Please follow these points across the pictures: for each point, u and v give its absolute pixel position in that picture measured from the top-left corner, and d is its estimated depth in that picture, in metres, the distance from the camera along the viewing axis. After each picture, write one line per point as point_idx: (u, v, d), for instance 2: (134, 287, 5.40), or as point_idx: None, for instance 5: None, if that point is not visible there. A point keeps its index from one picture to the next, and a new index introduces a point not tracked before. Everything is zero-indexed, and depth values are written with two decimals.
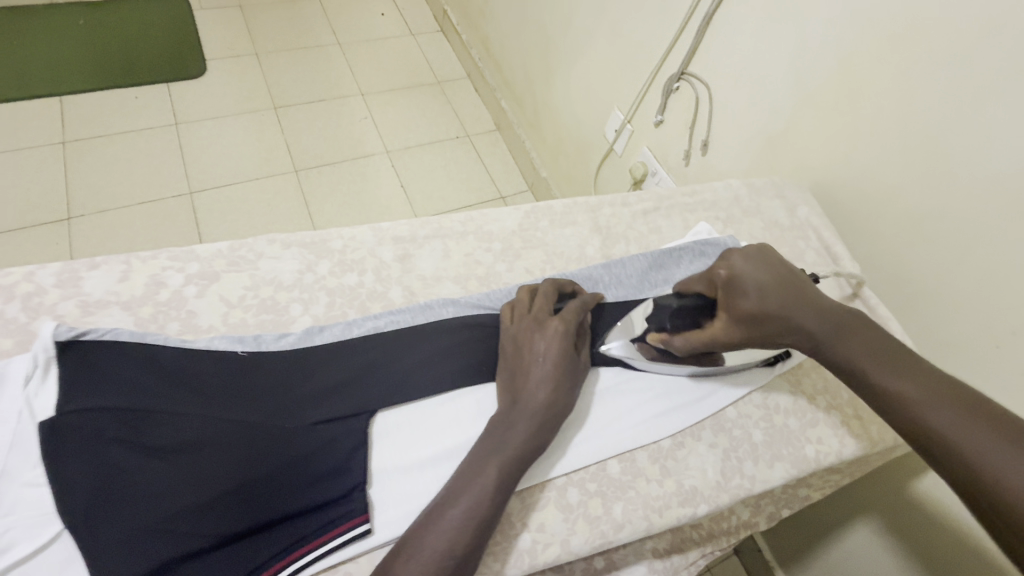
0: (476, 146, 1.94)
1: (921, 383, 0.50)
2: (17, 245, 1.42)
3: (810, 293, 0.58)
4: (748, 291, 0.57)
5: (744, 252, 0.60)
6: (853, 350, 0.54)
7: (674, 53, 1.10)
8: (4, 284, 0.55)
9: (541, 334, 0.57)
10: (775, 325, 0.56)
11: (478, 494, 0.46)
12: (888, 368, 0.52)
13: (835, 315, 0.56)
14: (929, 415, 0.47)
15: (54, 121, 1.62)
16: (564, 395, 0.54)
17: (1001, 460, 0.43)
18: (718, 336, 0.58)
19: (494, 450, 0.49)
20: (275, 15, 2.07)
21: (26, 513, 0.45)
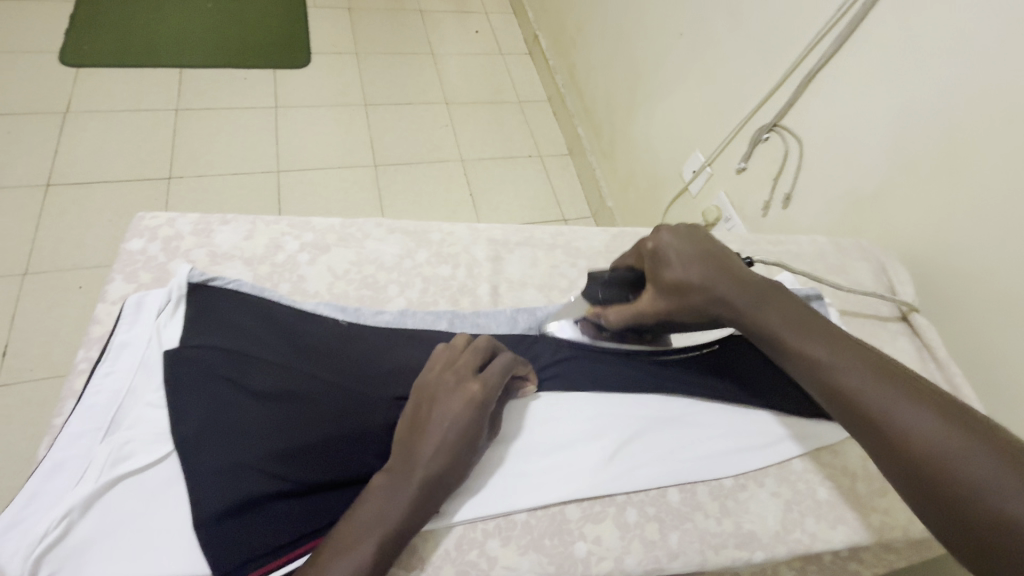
0: (547, 167, 1.99)
1: (837, 347, 0.52)
2: (121, 194, 1.55)
3: (732, 265, 0.58)
4: (670, 262, 0.58)
5: (674, 228, 0.60)
6: (769, 316, 0.55)
7: (768, 105, 1.11)
8: (151, 226, 0.62)
9: (454, 396, 0.50)
10: (698, 296, 0.56)
11: (385, 528, 0.45)
12: (806, 335, 0.53)
13: (754, 283, 0.57)
14: (846, 379, 0.50)
15: (172, 89, 1.78)
16: (469, 456, 0.50)
17: (911, 426, 0.45)
18: (647, 307, 0.59)
19: (391, 501, 0.46)
20: (378, 20, 2.21)
21: (144, 431, 0.49)
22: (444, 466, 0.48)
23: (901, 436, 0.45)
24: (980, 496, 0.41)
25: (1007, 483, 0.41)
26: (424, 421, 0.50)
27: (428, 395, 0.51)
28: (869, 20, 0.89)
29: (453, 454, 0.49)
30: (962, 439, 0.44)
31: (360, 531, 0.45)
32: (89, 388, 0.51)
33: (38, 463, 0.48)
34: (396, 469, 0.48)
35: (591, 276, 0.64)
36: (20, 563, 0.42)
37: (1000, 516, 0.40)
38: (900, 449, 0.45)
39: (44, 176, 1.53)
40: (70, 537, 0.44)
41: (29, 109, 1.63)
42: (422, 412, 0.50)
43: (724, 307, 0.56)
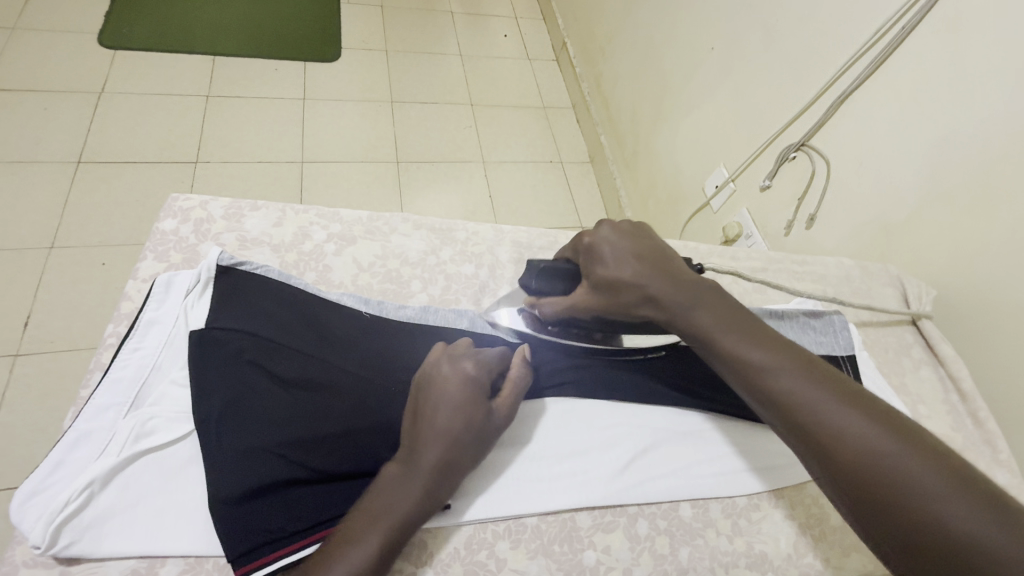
0: (567, 174, 1.99)
1: (771, 348, 0.49)
2: (148, 175, 1.58)
3: (670, 263, 0.55)
4: (604, 258, 0.55)
5: (616, 225, 0.57)
6: (700, 315, 0.52)
7: (797, 124, 1.10)
8: (183, 207, 0.63)
9: (452, 383, 0.49)
10: (631, 294, 0.53)
11: (393, 518, 0.45)
12: (736, 334, 0.51)
13: (686, 279, 0.54)
14: (776, 382, 0.47)
15: (204, 76, 1.81)
16: (477, 444, 0.49)
17: (846, 430, 0.44)
18: (581, 302, 0.56)
19: (401, 491, 0.46)
20: (409, 19, 2.24)
21: (167, 408, 0.50)
22: (449, 454, 0.47)
23: (844, 444, 0.43)
24: (922, 505, 0.40)
25: (944, 491, 0.40)
26: (424, 409, 0.48)
27: (426, 384, 0.50)
28: (908, 44, 0.88)
29: (461, 443, 0.48)
30: (893, 444, 0.43)
31: (369, 522, 0.44)
32: (116, 362, 0.52)
33: (62, 432, 0.49)
34: (403, 460, 0.47)
35: (528, 264, 0.61)
36: (43, 529, 0.42)
37: (940, 525, 0.39)
38: (840, 458, 0.43)
39: (75, 153, 1.56)
40: (91, 508, 0.44)
41: (65, 87, 1.67)
42: (424, 401, 0.49)
43: (658, 308, 0.53)
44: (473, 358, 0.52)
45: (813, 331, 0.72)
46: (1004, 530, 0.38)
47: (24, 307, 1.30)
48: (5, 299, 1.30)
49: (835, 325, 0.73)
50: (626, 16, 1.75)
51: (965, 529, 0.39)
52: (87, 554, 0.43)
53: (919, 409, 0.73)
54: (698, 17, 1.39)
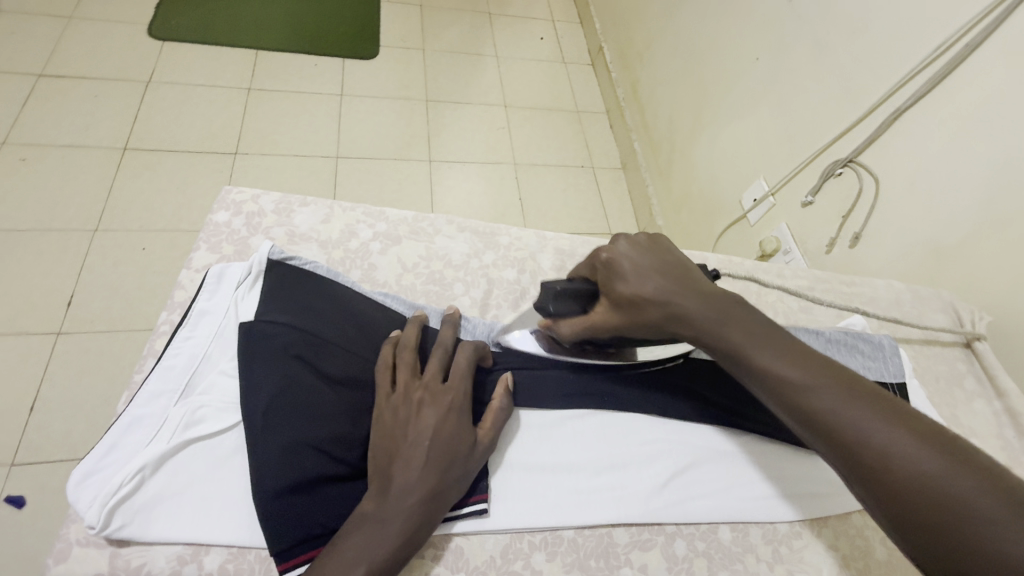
0: (598, 179, 1.98)
1: (809, 364, 0.45)
2: (189, 163, 1.62)
3: (691, 276, 0.53)
4: (625, 274, 0.52)
5: (632, 238, 0.55)
6: (729, 327, 0.48)
7: (845, 139, 1.07)
8: (236, 200, 0.65)
9: (428, 414, 0.48)
10: (656, 312, 0.50)
11: (369, 564, 0.42)
12: (770, 350, 0.47)
13: (712, 293, 0.51)
14: (817, 400, 0.43)
15: (247, 69, 1.85)
16: (459, 473, 0.48)
17: (895, 454, 0.39)
18: (603, 322, 0.53)
19: (379, 533, 0.44)
20: (446, 18, 2.25)
21: (217, 398, 0.51)
22: (432, 485, 0.46)
23: (893, 467, 0.39)
24: (988, 539, 0.35)
25: (1012, 523, 0.35)
26: (400, 441, 0.47)
27: (397, 413, 0.49)
28: (971, 60, 0.84)
29: (442, 474, 0.47)
30: (956, 472, 0.38)
31: (342, 565, 0.42)
32: (169, 350, 0.53)
33: (115, 417, 0.50)
34: (378, 497, 0.45)
35: (542, 286, 0.56)
36: (98, 510, 0.43)
37: (1011, 561, 0.34)
38: (889, 483, 0.39)
39: (122, 139, 1.61)
40: (142, 492, 0.45)
41: (115, 76, 1.72)
42: (396, 434, 0.47)
43: (680, 323, 0.50)
44: (443, 381, 0.51)
45: (863, 354, 0.69)
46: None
47: (67, 286, 1.34)
48: (51, 278, 1.35)
49: (885, 349, 0.71)
50: (667, 22, 1.74)
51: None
52: (136, 537, 0.44)
53: (971, 442, 0.70)
54: (744, 26, 1.37)
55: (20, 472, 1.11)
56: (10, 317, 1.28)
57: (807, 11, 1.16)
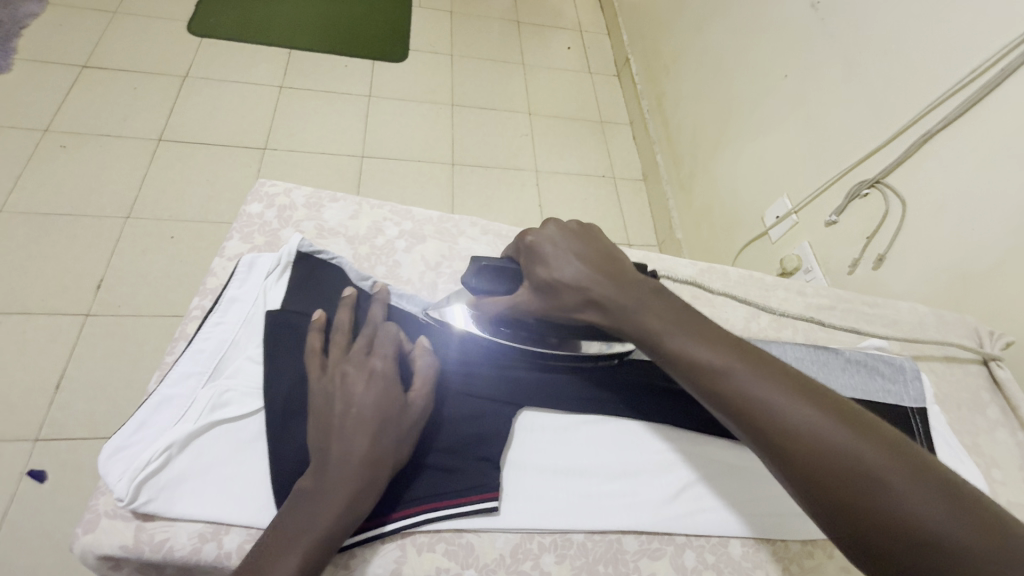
0: (619, 190, 1.98)
1: (720, 347, 0.46)
2: (220, 157, 1.66)
3: (614, 261, 0.52)
4: (544, 258, 0.51)
5: (562, 224, 0.53)
6: (646, 311, 0.49)
7: (872, 160, 1.06)
8: (269, 193, 0.67)
9: (357, 383, 0.48)
10: (570, 297, 0.50)
11: (313, 533, 0.42)
12: (685, 333, 0.47)
13: (631, 277, 0.51)
14: (729, 384, 0.44)
15: (280, 68, 1.90)
16: (395, 436, 0.48)
17: (803, 433, 0.40)
18: (521, 302, 0.52)
19: (318, 503, 0.44)
20: (476, 25, 2.28)
21: (243, 383, 0.52)
22: (367, 449, 0.46)
23: (803, 443, 0.40)
24: (888, 503, 0.36)
25: (909, 489, 0.37)
26: (333, 413, 0.47)
27: (328, 388, 0.49)
28: (1007, 86, 0.83)
29: (375, 437, 0.47)
30: (858, 445, 0.39)
31: (284, 537, 0.42)
32: (200, 334, 0.55)
33: (145, 395, 0.51)
34: (319, 469, 0.45)
35: (471, 262, 0.55)
36: (126, 484, 0.44)
37: (906, 520, 0.36)
38: (799, 459, 0.40)
39: (157, 131, 1.66)
40: (168, 470, 0.46)
41: (154, 69, 1.78)
42: (324, 404, 0.48)
43: (600, 311, 0.49)
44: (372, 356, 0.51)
45: (883, 376, 0.68)
46: (968, 517, 0.35)
47: (98, 271, 1.39)
48: (82, 261, 1.39)
49: (906, 372, 0.69)
50: (695, 36, 1.74)
51: (933, 523, 0.35)
52: (161, 512, 0.45)
53: (992, 472, 0.69)
54: (772, 43, 1.36)
55: (44, 447, 1.15)
56: (43, 298, 1.33)
57: (837, 30, 1.15)
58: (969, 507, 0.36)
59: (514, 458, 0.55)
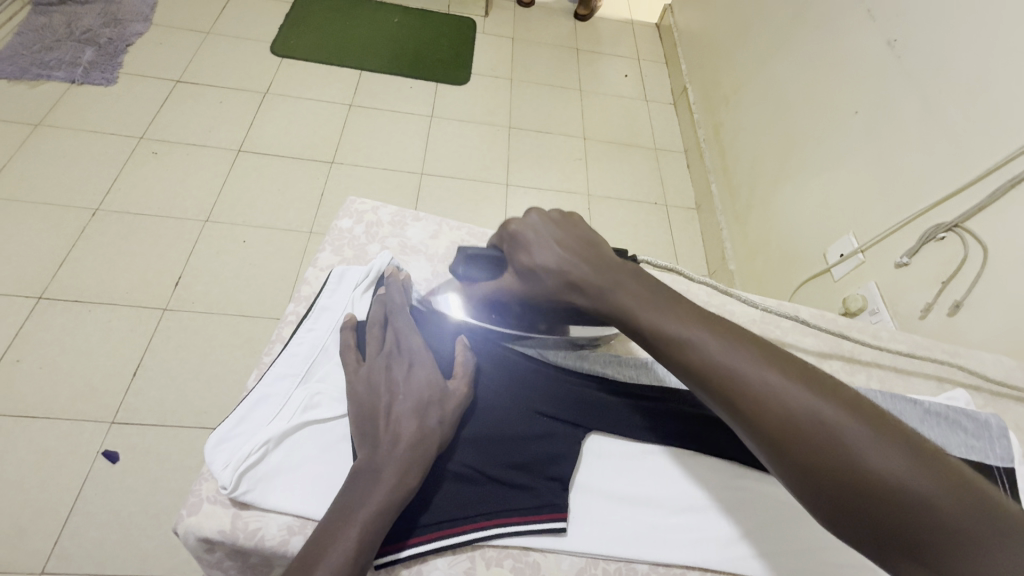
0: (671, 217, 1.98)
1: (690, 320, 0.46)
2: (292, 168, 1.77)
3: (592, 245, 0.53)
4: (528, 245, 0.53)
5: (545, 214, 0.55)
6: (619, 286, 0.50)
7: (950, 203, 1.02)
8: (359, 210, 0.73)
9: (396, 372, 0.54)
10: (552, 282, 0.51)
11: (367, 510, 0.45)
12: (655, 306, 0.48)
13: (604, 259, 0.52)
14: (701, 355, 0.44)
15: (351, 88, 2.01)
16: (438, 416, 0.52)
17: (772, 396, 0.41)
18: (507, 287, 0.55)
19: (375, 479, 0.47)
20: (536, 51, 2.35)
21: (331, 387, 0.56)
22: (413, 430, 0.50)
23: (771, 408, 0.41)
24: (853, 459, 0.38)
25: (877, 447, 0.38)
26: (378, 398, 0.52)
27: (371, 377, 0.54)
28: None
29: (420, 416, 0.51)
30: (828, 407, 0.40)
31: (347, 516, 0.45)
32: (294, 339, 0.60)
33: (245, 392, 0.56)
34: (372, 450, 0.49)
35: (458, 252, 0.58)
36: (230, 473, 0.48)
37: (873, 476, 0.37)
38: (769, 426, 0.41)
39: (238, 142, 1.79)
40: (264, 463, 0.50)
41: (238, 86, 1.92)
42: (370, 395, 0.53)
43: (581, 294, 0.51)
44: (406, 347, 0.56)
45: (967, 431, 0.65)
46: (924, 464, 0.37)
47: (177, 269, 1.50)
48: (165, 259, 1.51)
49: (992, 427, 0.66)
50: (759, 69, 1.73)
51: (895, 477, 0.36)
52: (256, 503, 0.48)
53: None
54: (842, 80, 1.34)
55: (118, 430, 1.24)
56: (127, 291, 1.44)
57: (915, 69, 1.12)
58: (925, 455, 0.37)
59: (580, 481, 0.56)
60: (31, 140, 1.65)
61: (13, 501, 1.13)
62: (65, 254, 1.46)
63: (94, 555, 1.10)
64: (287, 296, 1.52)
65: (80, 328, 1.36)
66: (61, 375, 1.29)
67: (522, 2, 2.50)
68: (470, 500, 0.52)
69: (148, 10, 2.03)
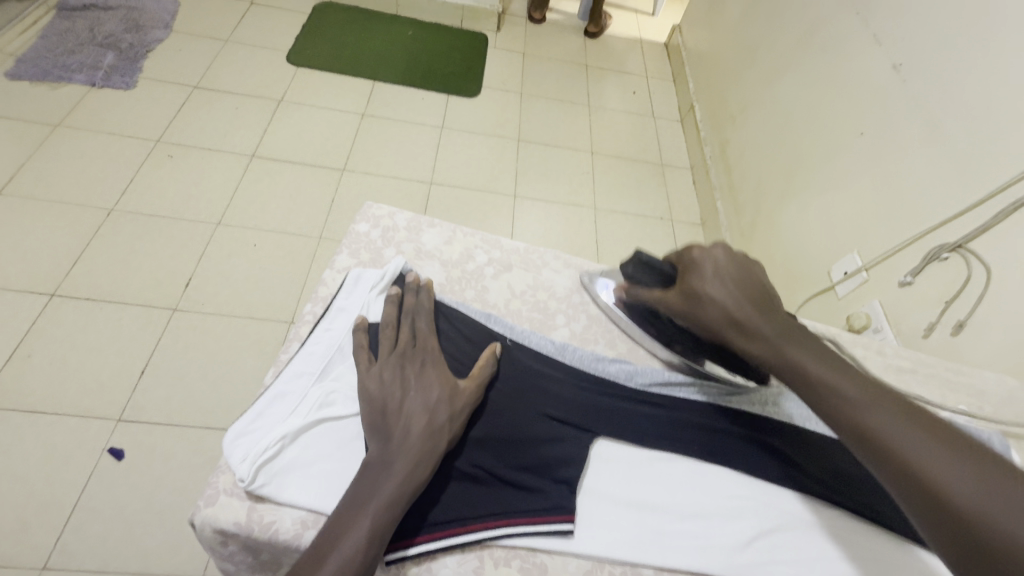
0: (676, 232, 1.99)
1: (867, 390, 0.48)
2: (303, 175, 1.80)
3: (764, 296, 0.57)
4: (704, 273, 0.58)
5: (729, 252, 0.59)
6: (789, 341, 0.53)
7: (953, 224, 1.03)
8: (376, 215, 0.75)
9: (410, 371, 0.55)
10: (713, 311, 0.56)
11: (378, 501, 0.47)
12: (828, 368, 0.50)
13: (776, 314, 0.55)
14: (876, 423, 0.45)
15: (364, 97, 2.05)
16: (448, 413, 0.53)
17: (955, 476, 0.41)
18: (668, 302, 0.60)
19: (386, 471, 0.48)
20: (546, 66, 2.40)
21: (345, 385, 0.58)
22: (424, 425, 0.51)
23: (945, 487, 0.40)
24: None
25: None
26: (391, 395, 0.53)
27: (384, 373, 0.55)
28: None
29: (431, 413, 0.52)
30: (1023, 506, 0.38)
31: (359, 507, 0.46)
32: (311, 338, 0.61)
33: (262, 389, 0.58)
34: (383, 444, 0.50)
35: (634, 254, 0.66)
36: (248, 467, 0.50)
37: None
38: (945, 507, 0.40)
39: (252, 148, 1.82)
40: (280, 457, 0.51)
41: (254, 93, 1.96)
42: (382, 391, 0.54)
43: (738, 330, 0.54)
44: (417, 349, 0.58)
45: None
46: None
47: (188, 270, 1.52)
48: (176, 260, 1.53)
49: (994, 446, 0.68)
50: (766, 89, 1.76)
51: None
52: (272, 496, 0.50)
53: None
54: (848, 102, 1.36)
55: (124, 428, 1.25)
56: (138, 290, 1.46)
57: (918, 92, 1.15)
58: None
59: (588, 485, 0.57)
60: (50, 141, 1.68)
61: (17, 496, 1.13)
62: (78, 252, 1.49)
63: (95, 552, 1.10)
64: (295, 299, 1.54)
65: (91, 325, 1.38)
66: (69, 372, 1.30)
67: (533, 19, 2.55)
68: (479, 499, 0.53)
69: (169, 18, 2.08)
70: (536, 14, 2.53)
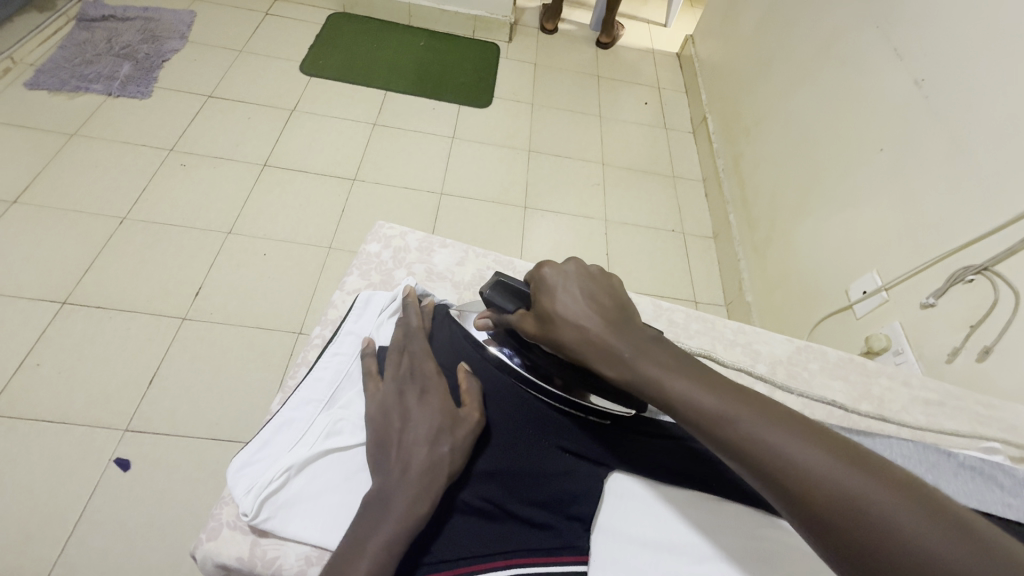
0: (688, 246, 1.97)
1: (721, 394, 0.43)
2: (314, 185, 1.80)
3: (621, 312, 0.52)
4: (553, 291, 0.53)
5: (575, 265, 0.56)
6: (639, 350, 0.48)
7: (978, 246, 1.00)
8: (387, 234, 0.74)
9: (409, 402, 0.54)
10: (568, 332, 0.51)
11: (377, 541, 0.45)
12: (681, 378, 0.45)
13: (629, 327, 0.51)
14: (736, 431, 0.41)
15: (376, 108, 2.06)
16: (449, 442, 0.51)
17: (809, 465, 0.38)
18: (524, 326, 0.55)
19: (384, 508, 0.47)
20: (558, 77, 2.39)
21: (354, 413, 0.56)
22: (424, 457, 0.49)
23: (812, 487, 0.37)
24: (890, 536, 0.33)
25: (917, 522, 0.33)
26: (392, 427, 0.52)
27: (385, 405, 0.54)
28: None
29: (431, 445, 0.50)
30: (867, 483, 0.36)
31: (358, 548, 0.44)
32: (319, 363, 0.60)
33: (268, 417, 0.56)
34: (384, 479, 0.49)
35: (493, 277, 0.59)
36: (252, 500, 0.48)
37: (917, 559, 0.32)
38: (808, 502, 0.37)
39: (263, 157, 1.83)
40: (285, 490, 0.50)
41: (266, 103, 1.97)
42: (385, 422, 0.53)
43: (596, 348, 0.49)
44: (417, 376, 0.56)
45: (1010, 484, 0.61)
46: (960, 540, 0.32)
47: (198, 279, 1.52)
48: (186, 270, 1.53)
49: None
50: (781, 102, 1.73)
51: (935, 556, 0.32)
52: (276, 531, 0.48)
53: None
54: (867, 117, 1.34)
55: (131, 439, 1.24)
56: (148, 299, 1.46)
57: (940, 109, 1.12)
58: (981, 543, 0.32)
59: (602, 524, 0.54)
60: (66, 149, 1.70)
61: (23, 507, 1.13)
62: (90, 261, 1.49)
63: (97, 566, 1.09)
64: (303, 310, 1.53)
65: (100, 335, 1.38)
66: (77, 381, 1.30)
67: (545, 29, 2.55)
68: (488, 537, 0.51)
69: (185, 28, 2.11)
70: (548, 24, 2.53)
